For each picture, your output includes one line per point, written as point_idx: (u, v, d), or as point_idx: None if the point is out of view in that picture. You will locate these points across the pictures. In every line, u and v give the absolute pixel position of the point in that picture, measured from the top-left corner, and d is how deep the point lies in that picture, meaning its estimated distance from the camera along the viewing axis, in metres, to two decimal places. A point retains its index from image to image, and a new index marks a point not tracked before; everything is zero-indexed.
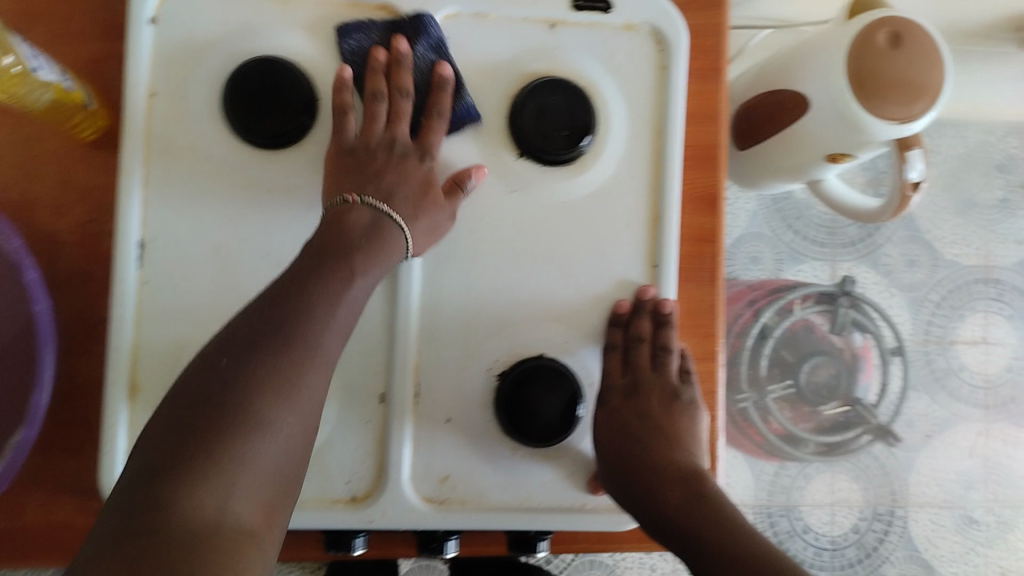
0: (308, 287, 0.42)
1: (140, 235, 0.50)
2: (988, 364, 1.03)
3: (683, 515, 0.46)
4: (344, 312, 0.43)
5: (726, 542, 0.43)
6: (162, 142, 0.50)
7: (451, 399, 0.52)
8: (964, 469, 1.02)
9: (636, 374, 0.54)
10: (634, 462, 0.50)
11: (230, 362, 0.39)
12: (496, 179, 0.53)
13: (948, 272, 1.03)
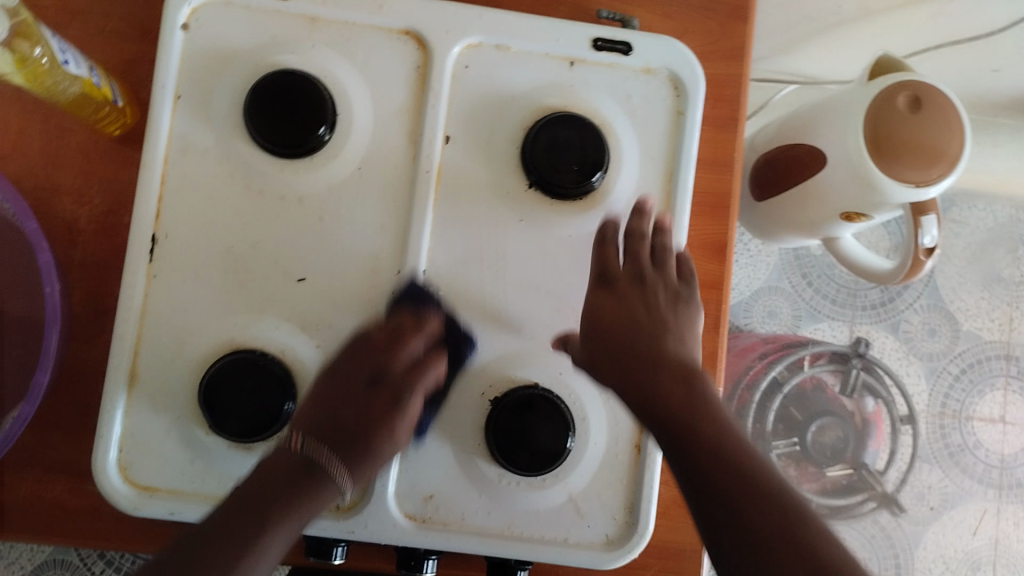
0: (269, 511, 0.43)
1: (154, 230, 0.51)
2: (1004, 444, 1.01)
3: (687, 415, 0.45)
4: (292, 527, 0.44)
5: (746, 498, 0.41)
6: (184, 143, 0.51)
7: (443, 419, 0.52)
8: (972, 548, 0.99)
9: (636, 266, 0.52)
10: (634, 352, 0.48)
11: (196, 546, 0.42)
12: (506, 207, 0.53)
13: (968, 346, 1.01)
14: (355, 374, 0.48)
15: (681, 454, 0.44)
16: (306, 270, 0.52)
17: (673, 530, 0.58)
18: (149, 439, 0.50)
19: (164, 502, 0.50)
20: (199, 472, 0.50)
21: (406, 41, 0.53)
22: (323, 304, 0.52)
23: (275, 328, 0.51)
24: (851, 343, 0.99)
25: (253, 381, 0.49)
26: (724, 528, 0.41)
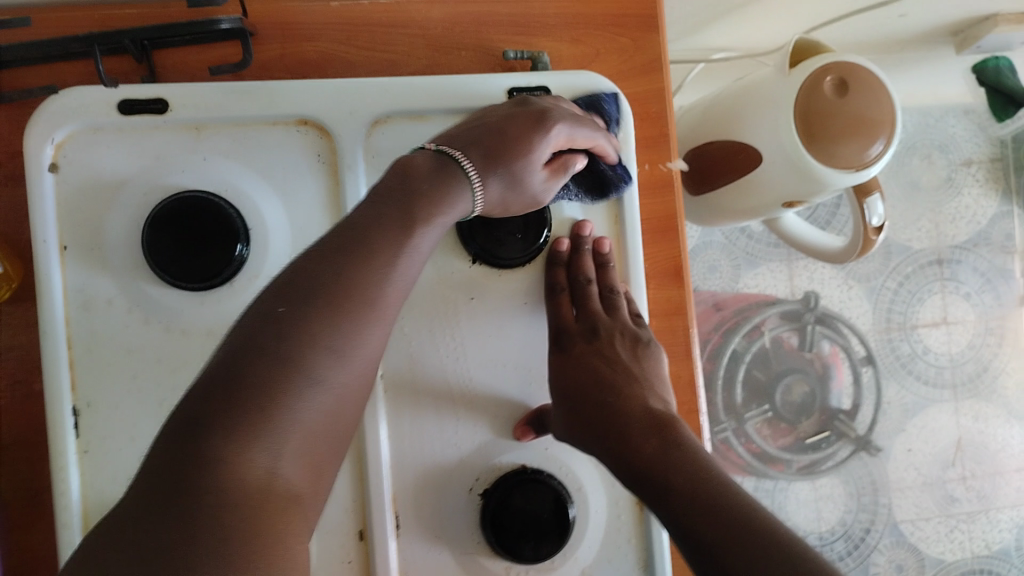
0: (360, 247, 0.37)
1: (73, 400, 0.46)
2: (951, 345, 1.03)
3: (665, 468, 0.40)
4: (405, 269, 0.38)
5: (740, 542, 0.35)
6: (84, 298, 0.46)
7: (433, 526, 0.49)
8: (940, 449, 1.02)
9: (589, 319, 0.49)
10: (603, 411, 0.44)
11: (275, 326, 0.34)
12: (451, 286, 0.50)
13: (902, 258, 1.03)
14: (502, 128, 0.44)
15: (667, 511, 0.39)
16: None
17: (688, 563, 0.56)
18: None
19: None
20: None
21: (305, 131, 0.48)
22: None
23: None
24: (800, 300, 1.00)
25: None
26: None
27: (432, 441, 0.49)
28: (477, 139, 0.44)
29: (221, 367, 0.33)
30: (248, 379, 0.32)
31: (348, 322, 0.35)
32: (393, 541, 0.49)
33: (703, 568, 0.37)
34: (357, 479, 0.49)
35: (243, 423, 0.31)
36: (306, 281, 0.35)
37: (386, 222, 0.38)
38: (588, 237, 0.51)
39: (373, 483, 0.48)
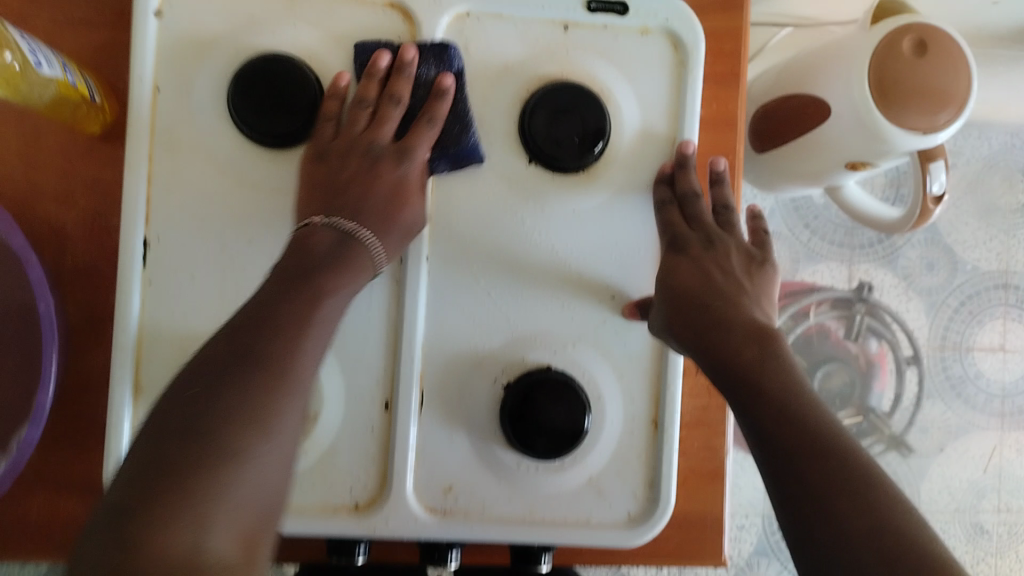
0: (274, 319, 0.41)
1: (144, 232, 0.49)
2: (1005, 373, 1.01)
3: (759, 372, 0.44)
4: (317, 336, 0.42)
5: (816, 452, 0.40)
6: (167, 140, 0.49)
7: (455, 408, 0.51)
8: (977, 479, 1.00)
9: (703, 229, 0.53)
10: (706, 310, 0.48)
11: (193, 405, 0.37)
12: (508, 186, 0.52)
13: (966, 278, 1.01)
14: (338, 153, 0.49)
15: (752, 410, 0.43)
16: None
17: (691, 497, 0.58)
18: None
19: None
20: None
21: (391, 14, 0.51)
22: None
23: None
24: (853, 288, 0.99)
25: None
26: (788, 479, 0.40)
27: (466, 325, 0.52)
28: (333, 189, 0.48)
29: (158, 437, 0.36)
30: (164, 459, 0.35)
31: (278, 369, 0.39)
32: (416, 418, 0.51)
33: (764, 464, 0.41)
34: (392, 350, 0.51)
35: (194, 467, 0.35)
36: (239, 347, 0.39)
37: (269, 302, 0.42)
38: (694, 156, 0.52)
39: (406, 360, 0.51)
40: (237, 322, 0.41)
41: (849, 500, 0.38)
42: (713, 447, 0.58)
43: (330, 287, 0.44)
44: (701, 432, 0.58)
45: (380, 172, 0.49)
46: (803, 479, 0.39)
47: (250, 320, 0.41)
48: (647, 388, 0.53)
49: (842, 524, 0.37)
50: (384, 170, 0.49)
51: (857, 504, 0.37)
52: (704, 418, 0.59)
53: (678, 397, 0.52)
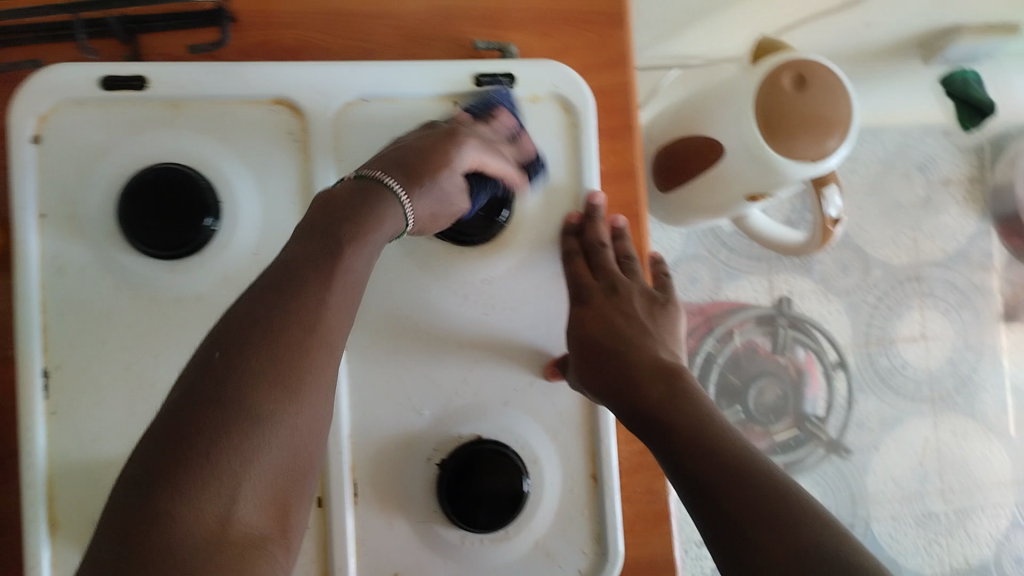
0: (307, 284, 0.39)
1: (44, 362, 0.47)
2: (929, 360, 1.05)
3: (668, 409, 0.45)
4: (337, 319, 0.40)
5: (728, 474, 0.41)
6: (59, 265, 0.48)
7: (390, 495, 0.51)
8: (917, 464, 1.03)
9: (608, 278, 0.53)
10: (612, 357, 0.49)
11: (216, 372, 0.36)
12: (417, 263, 0.52)
13: (881, 273, 1.05)
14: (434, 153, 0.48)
15: (666, 448, 0.44)
16: None
17: (639, 542, 0.58)
18: None
19: None
20: None
21: (278, 110, 0.50)
22: None
23: None
24: (774, 303, 1.02)
25: None
26: (708, 506, 0.40)
27: (395, 407, 0.51)
28: (399, 163, 0.47)
29: (169, 422, 0.35)
30: (216, 413, 0.35)
31: (312, 353, 0.38)
32: (351, 508, 0.50)
33: (687, 494, 0.42)
34: (318, 444, 0.50)
35: (233, 431, 0.35)
36: (264, 309, 0.38)
37: (299, 272, 0.40)
38: (601, 207, 0.53)
39: (333, 453, 0.50)
40: (274, 279, 0.40)
41: (765, 518, 0.38)
42: (654, 490, 0.58)
43: (355, 254, 0.42)
44: (641, 477, 0.58)
45: (450, 151, 0.48)
46: (722, 504, 0.40)
47: (278, 286, 0.39)
48: (580, 445, 0.53)
49: (759, 538, 0.37)
50: (428, 142, 0.48)
51: (774, 520, 0.38)
52: (642, 462, 0.59)
53: (613, 450, 0.52)
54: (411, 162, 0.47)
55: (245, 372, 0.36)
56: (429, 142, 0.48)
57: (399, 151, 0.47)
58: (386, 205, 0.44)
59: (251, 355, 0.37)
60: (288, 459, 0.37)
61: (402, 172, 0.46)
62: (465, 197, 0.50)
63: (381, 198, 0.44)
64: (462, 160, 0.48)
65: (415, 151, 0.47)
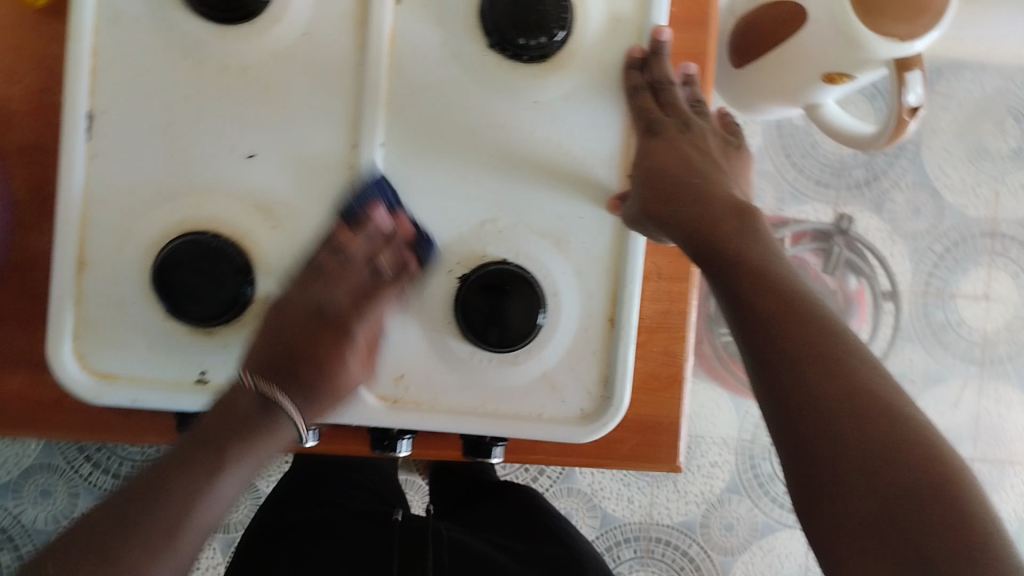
0: (222, 442, 0.44)
1: (88, 106, 0.47)
2: None
3: (737, 243, 0.44)
4: (224, 495, 0.43)
5: (792, 320, 0.40)
6: (113, 13, 0.47)
7: (409, 301, 0.50)
8: None
9: (677, 114, 0.51)
10: (686, 189, 0.47)
11: (103, 533, 0.40)
12: (469, 74, 0.50)
13: (962, 226, 1.03)
14: (297, 315, 0.48)
15: (726, 281, 0.43)
16: (255, 145, 0.49)
17: (648, 401, 0.57)
18: (107, 327, 0.49)
19: (124, 390, 0.49)
20: (160, 358, 0.49)
21: None
22: (275, 181, 0.49)
23: (227, 206, 0.48)
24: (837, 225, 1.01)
25: (208, 261, 0.47)
26: (764, 347, 0.40)
27: (425, 215, 0.50)
28: (277, 365, 0.47)
29: (80, 536, 0.40)
30: (155, 500, 0.41)
31: (216, 468, 0.43)
32: None
33: (742, 330, 0.41)
34: None
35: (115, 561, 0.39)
36: (192, 453, 0.43)
37: (199, 459, 0.43)
38: (667, 42, 0.50)
39: None
40: (188, 443, 0.44)
41: (820, 366, 0.38)
42: (672, 352, 0.57)
43: (245, 452, 0.44)
44: (661, 337, 0.57)
45: (334, 354, 0.48)
46: (779, 347, 0.39)
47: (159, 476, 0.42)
48: (606, 287, 0.52)
49: (813, 393, 0.37)
50: (302, 316, 0.48)
51: (830, 388, 0.37)
52: (665, 323, 0.57)
53: (637, 297, 0.50)
54: (307, 378, 0.47)
55: (127, 538, 0.40)
56: (301, 328, 0.48)
57: (274, 343, 0.47)
58: (277, 427, 0.46)
59: (148, 504, 0.41)
60: None
61: (283, 378, 0.47)
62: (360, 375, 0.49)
63: (276, 415, 0.46)
64: (350, 342, 0.48)
65: (280, 348, 0.47)
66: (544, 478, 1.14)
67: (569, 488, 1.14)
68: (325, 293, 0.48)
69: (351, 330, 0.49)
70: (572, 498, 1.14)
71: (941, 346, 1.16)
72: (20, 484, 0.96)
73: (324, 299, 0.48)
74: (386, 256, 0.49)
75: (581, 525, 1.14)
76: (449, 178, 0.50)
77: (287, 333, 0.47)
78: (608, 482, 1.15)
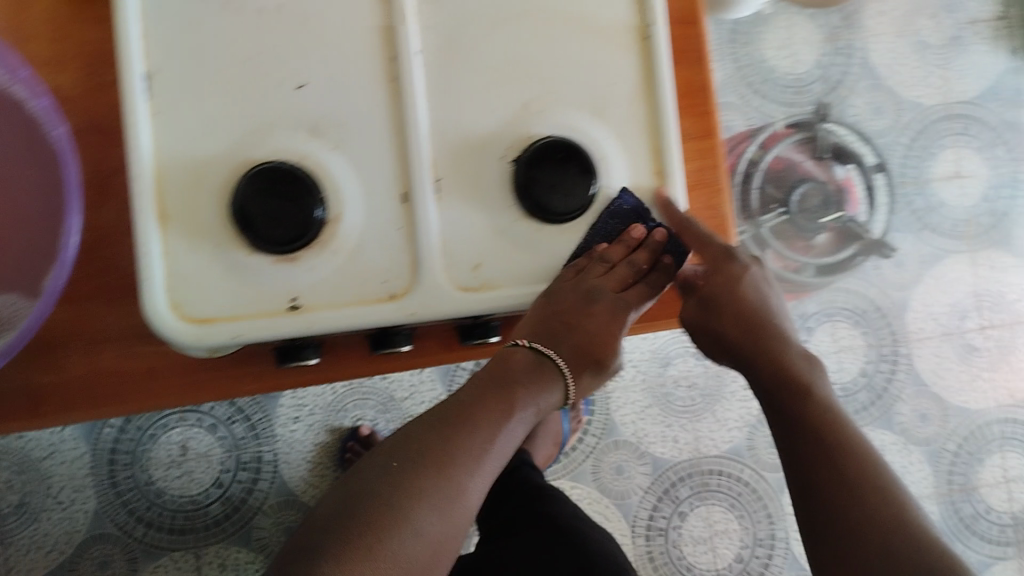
0: (445, 441, 0.49)
1: (142, 68, 0.50)
2: (962, 197, 1.25)
3: (795, 390, 0.55)
4: (462, 485, 0.48)
5: (834, 457, 0.52)
6: None
7: (471, 190, 0.53)
8: (957, 300, 1.24)
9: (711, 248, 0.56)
10: (759, 339, 0.57)
11: (345, 517, 0.46)
12: None
13: (914, 114, 1.23)
14: (569, 292, 0.54)
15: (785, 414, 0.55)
16: (302, 74, 0.51)
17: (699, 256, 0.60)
18: (195, 274, 0.50)
19: (226, 328, 0.50)
20: (251, 293, 0.50)
21: None
22: (327, 104, 0.51)
23: (288, 136, 0.51)
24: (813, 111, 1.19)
25: (283, 185, 0.49)
26: (811, 479, 0.52)
27: (469, 110, 0.53)
28: (546, 330, 0.55)
29: (313, 530, 0.46)
30: (375, 488, 0.47)
31: (439, 458, 0.49)
32: (434, 203, 0.52)
33: (792, 461, 0.54)
34: (399, 142, 0.52)
35: (352, 544, 0.44)
36: (393, 463, 0.48)
37: (429, 447, 0.49)
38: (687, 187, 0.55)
39: (414, 148, 0.52)
40: (401, 442, 0.50)
41: (852, 497, 0.51)
42: (714, 206, 0.60)
43: (487, 432, 0.51)
44: (700, 194, 0.60)
45: (592, 314, 0.55)
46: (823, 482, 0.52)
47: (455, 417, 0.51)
48: (648, 147, 0.55)
49: (847, 510, 0.51)
50: (561, 286, 0.54)
51: (831, 451, 0.52)
52: (702, 180, 0.60)
53: (678, 145, 0.54)
54: (577, 343, 0.56)
55: (318, 544, 0.45)
56: (574, 301, 0.54)
57: (539, 305, 0.54)
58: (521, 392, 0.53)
59: (379, 488, 0.47)
60: (401, 572, 0.45)
61: (540, 342, 0.55)
62: (635, 301, 0.57)
63: (518, 381, 0.54)
64: (625, 311, 0.57)
65: (552, 310, 0.54)
66: (589, 435, 1.18)
67: (616, 440, 1.18)
68: (586, 267, 0.55)
69: (593, 294, 0.55)
70: (620, 451, 1.18)
71: (930, 230, 1.23)
72: (76, 560, 1.04)
73: (584, 277, 0.55)
74: (639, 258, 0.56)
75: (636, 475, 1.18)
76: (485, 71, 0.53)
77: (557, 292, 0.54)
78: (652, 427, 1.19)
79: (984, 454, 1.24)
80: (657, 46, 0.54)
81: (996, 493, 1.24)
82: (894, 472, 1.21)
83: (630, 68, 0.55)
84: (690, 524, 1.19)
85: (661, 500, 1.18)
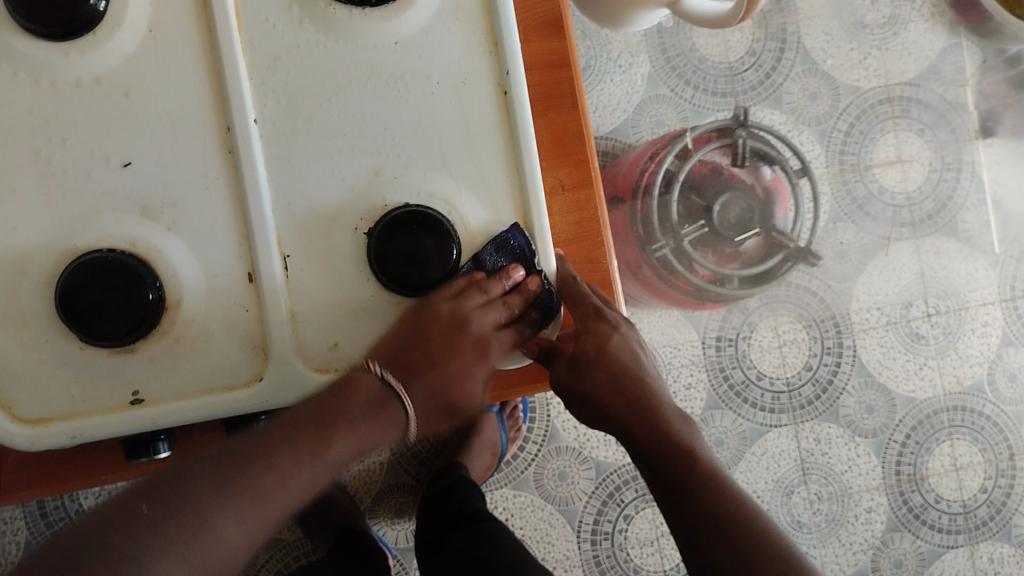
0: (280, 449, 0.45)
1: None
2: (904, 182, 1.22)
3: (673, 452, 0.53)
4: (287, 495, 0.45)
5: (722, 523, 0.50)
6: None
7: (322, 265, 0.50)
8: (901, 287, 1.21)
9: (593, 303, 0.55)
10: (630, 397, 0.55)
11: (169, 497, 0.42)
12: (325, 36, 0.50)
13: (851, 99, 1.19)
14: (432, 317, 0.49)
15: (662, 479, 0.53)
16: (129, 152, 0.48)
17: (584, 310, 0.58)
18: (26, 372, 0.47)
19: (61, 429, 0.47)
20: (88, 389, 0.48)
21: None
22: (159, 182, 0.48)
23: (116, 218, 0.48)
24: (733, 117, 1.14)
25: (108, 277, 0.46)
26: (704, 546, 0.50)
27: (315, 179, 0.50)
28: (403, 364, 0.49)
29: (133, 496, 0.42)
30: (212, 474, 0.43)
31: (272, 460, 0.44)
32: (282, 283, 0.49)
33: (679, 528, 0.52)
34: (241, 217, 0.49)
35: (164, 528, 0.41)
36: (248, 450, 0.44)
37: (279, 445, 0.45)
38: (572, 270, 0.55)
39: (258, 225, 0.49)
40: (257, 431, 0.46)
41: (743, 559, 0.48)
42: (595, 258, 0.57)
43: (351, 448, 0.47)
44: (580, 246, 0.57)
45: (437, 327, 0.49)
46: (713, 545, 0.50)
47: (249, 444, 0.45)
48: (513, 205, 0.52)
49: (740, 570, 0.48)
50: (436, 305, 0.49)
51: (715, 511, 0.50)
52: (582, 232, 0.57)
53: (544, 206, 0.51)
54: (434, 385, 0.50)
55: (143, 522, 0.41)
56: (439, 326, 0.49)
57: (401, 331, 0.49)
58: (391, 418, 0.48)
59: (220, 473, 0.43)
60: (211, 565, 0.42)
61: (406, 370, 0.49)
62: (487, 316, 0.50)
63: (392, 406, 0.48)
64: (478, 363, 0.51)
65: (414, 340, 0.49)
66: (530, 443, 1.17)
67: (558, 447, 1.17)
68: (464, 294, 0.49)
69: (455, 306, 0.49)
70: (563, 457, 1.17)
71: (871, 217, 1.21)
72: None
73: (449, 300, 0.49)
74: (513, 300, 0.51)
75: (580, 481, 1.17)
76: (330, 137, 0.50)
77: (421, 334, 0.49)
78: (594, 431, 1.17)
79: (933, 441, 1.22)
80: (517, 98, 0.51)
81: (945, 481, 1.22)
82: (840, 465, 1.20)
83: (490, 124, 0.51)
84: (637, 527, 1.18)
85: (606, 504, 1.17)
